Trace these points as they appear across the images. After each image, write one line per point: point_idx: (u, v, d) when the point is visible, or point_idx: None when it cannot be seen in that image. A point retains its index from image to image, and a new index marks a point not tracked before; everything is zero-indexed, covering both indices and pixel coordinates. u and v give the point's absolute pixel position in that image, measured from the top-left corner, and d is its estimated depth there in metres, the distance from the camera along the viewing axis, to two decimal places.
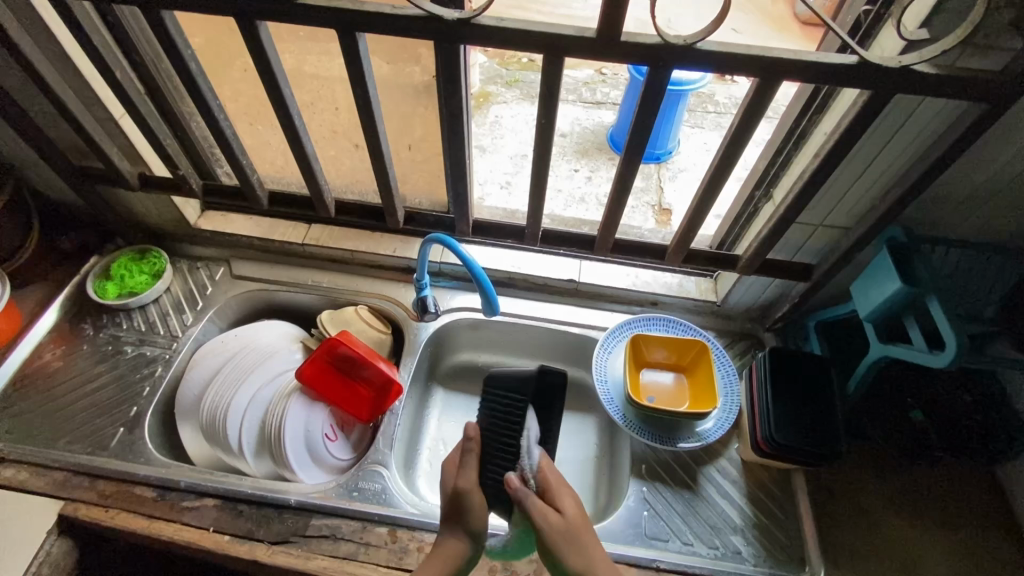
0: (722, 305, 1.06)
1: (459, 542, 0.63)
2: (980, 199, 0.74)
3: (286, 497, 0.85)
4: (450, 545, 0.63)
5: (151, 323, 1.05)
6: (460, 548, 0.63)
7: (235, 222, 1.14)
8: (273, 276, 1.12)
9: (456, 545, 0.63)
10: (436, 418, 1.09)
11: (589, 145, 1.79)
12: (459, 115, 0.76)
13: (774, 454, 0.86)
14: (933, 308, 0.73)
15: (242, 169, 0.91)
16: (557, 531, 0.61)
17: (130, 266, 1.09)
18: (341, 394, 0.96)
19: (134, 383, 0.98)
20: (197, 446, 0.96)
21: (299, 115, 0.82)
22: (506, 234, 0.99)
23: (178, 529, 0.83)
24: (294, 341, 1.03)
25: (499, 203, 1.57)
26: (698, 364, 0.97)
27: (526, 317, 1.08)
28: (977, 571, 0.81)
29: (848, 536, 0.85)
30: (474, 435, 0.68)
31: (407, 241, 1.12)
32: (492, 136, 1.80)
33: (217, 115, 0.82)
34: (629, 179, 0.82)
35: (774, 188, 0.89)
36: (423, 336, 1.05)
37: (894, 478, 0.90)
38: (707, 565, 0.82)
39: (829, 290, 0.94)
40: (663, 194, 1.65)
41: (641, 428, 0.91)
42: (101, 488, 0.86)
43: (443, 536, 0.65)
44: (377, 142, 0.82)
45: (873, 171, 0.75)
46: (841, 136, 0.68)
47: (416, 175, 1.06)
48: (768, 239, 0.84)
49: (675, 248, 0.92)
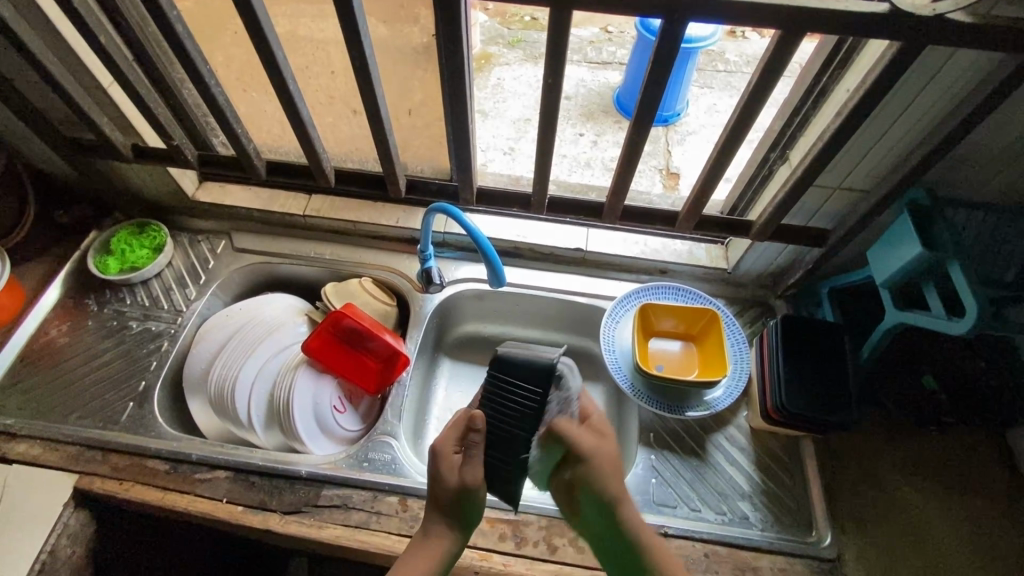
0: (733, 273, 1.04)
1: (445, 534, 0.63)
2: (1010, 159, 0.70)
3: (298, 468, 0.86)
4: (436, 542, 0.62)
5: (155, 298, 1.04)
6: (444, 543, 0.63)
7: (234, 193, 1.12)
8: (275, 248, 1.10)
9: (442, 537, 0.63)
10: (443, 388, 1.09)
11: (594, 107, 1.73)
12: (461, 76, 0.72)
13: (783, 421, 0.86)
14: (954, 273, 0.71)
15: (237, 138, 0.88)
16: (601, 461, 0.63)
17: (129, 241, 1.07)
18: (348, 366, 0.95)
19: (141, 358, 0.98)
20: (206, 419, 0.96)
21: (293, 79, 0.79)
22: (511, 203, 0.96)
23: (192, 501, 0.84)
24: (299, 313, 1.02)
25: (502, 169, 1.53)
26: (708, 332, 0.96)
27: (533, 287, 1.06)
28: (983, 533, 0.82)
29: (856, 501, 0.85)
30: (481, 427, 0.62)
31: (411, 211, 1.09)
32: (495, 100, 1.74)
33: (207, 80, 0.79)
34: (639, 144, 0.79)
35: (790, 150, 0.85)
36: (429, 307, 1.04)
37: (905, 445, 0.90)
38: (714, 530, 0.83)
39: (844, 256, 0.92)
40: (672, 157, 1.60)
41: (649, 397, 0.91)
42: (114, 461, 0.87)
43: (433, 526, 0.63)
44: (376, 107, 0.79)
45: (899, 128, 0.71)
46: (866, 91, 0.64)
47: (417, 141, 1.03)
48: (783, 204, 0.81)
49: (688, 214, 0.90)
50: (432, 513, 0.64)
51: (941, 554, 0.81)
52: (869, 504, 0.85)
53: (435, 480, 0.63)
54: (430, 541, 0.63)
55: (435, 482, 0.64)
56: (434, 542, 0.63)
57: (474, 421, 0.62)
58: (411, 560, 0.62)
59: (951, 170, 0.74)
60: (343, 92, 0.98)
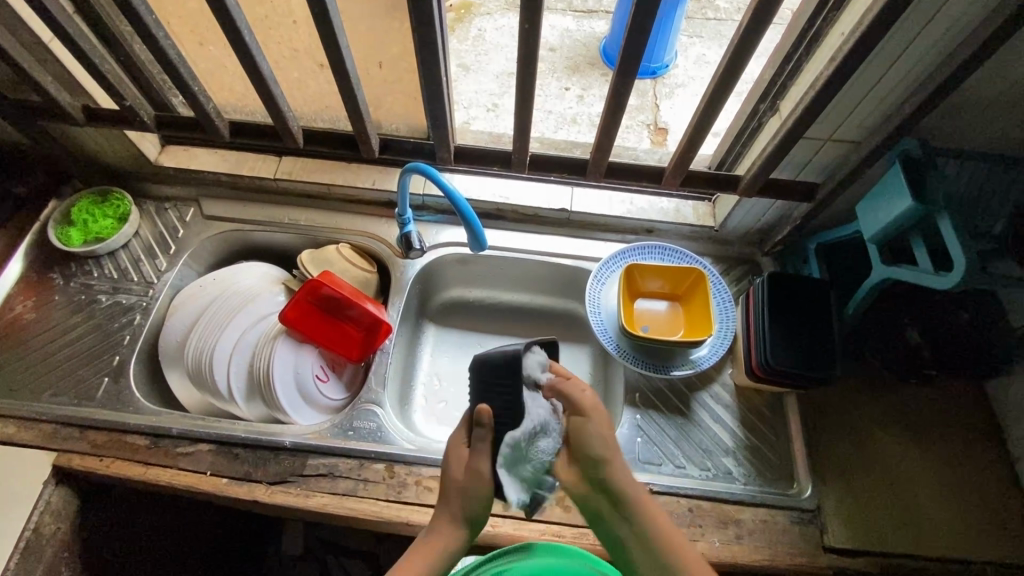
0: (720, 230, 1.02)
1: (452, 535, 0.63)
2: (1004, 106, 0.67)
3: (281, 439, 0.85)
4: (445, 538, 0.62)
5: (123, 270, 1.00)
6: (453, 541, 0.63)
7: (200, 157, 1.06)
8: (247, 214, 1.06)
9: (454, 535, 0.63)
10: (429, 354, 1.08)
11: (580, 60, 1.65)
12: (430, 21, 0.67)
13: (767, 378, 0.86)
14: (944, 226, 0.69)
15: (195, 97, 0.82)
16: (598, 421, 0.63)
17: (92, 210, 1.02)
18: (329, 334, 0.93)
19: (113, 332, 0.95)
20: (186, 393, 0.95)
21: (249, 28, 0.72)
22: (491, 162, 0.92)
23: (175, 475, 0.83)
24: (275, 283, 0.99)
25: (485, 127, 1.47)
26: (694, 292, 0.94)
27: (516, 249, 1.04)
28: (956, 479, 0.84)
29: (837, 453, 0.87)
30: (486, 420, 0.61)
31: (387, 171, 1.05)
32: (476, 53, 1.65)
33: (155, 32, 0.73)
34: (624, 96, 0.75)
35: (781, 100, 0.81)
36: (410, 273, 1.02)
37: (885, 397, 0.90)
38: (698, 486, 0.84)
39: (833, 210, 0.90)
40: (660, 112, 1.54)
41: (635, 357, 0.91)
42: (92, 438, 0.86)
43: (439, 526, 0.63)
44: (340, 59, 0.73)
45: (893, 75, 0.67)
46: (863, 33, 0.60)
47: (390, 98, 0.97)
48: (772, 158, 0.78)
49: (673, 170, 0.86)
50: (451, 503, 0.63)
51: (917, 501, 0.83)
52: (848, 454, 0.87)
53: (457, 481, 0.63)
54: (442, 538, 0.63)
55: (467, 489, 0.62)
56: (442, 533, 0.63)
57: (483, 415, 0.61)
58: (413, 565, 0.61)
59: (945, 117, 0.71)
60: (306, 45, 0.89)
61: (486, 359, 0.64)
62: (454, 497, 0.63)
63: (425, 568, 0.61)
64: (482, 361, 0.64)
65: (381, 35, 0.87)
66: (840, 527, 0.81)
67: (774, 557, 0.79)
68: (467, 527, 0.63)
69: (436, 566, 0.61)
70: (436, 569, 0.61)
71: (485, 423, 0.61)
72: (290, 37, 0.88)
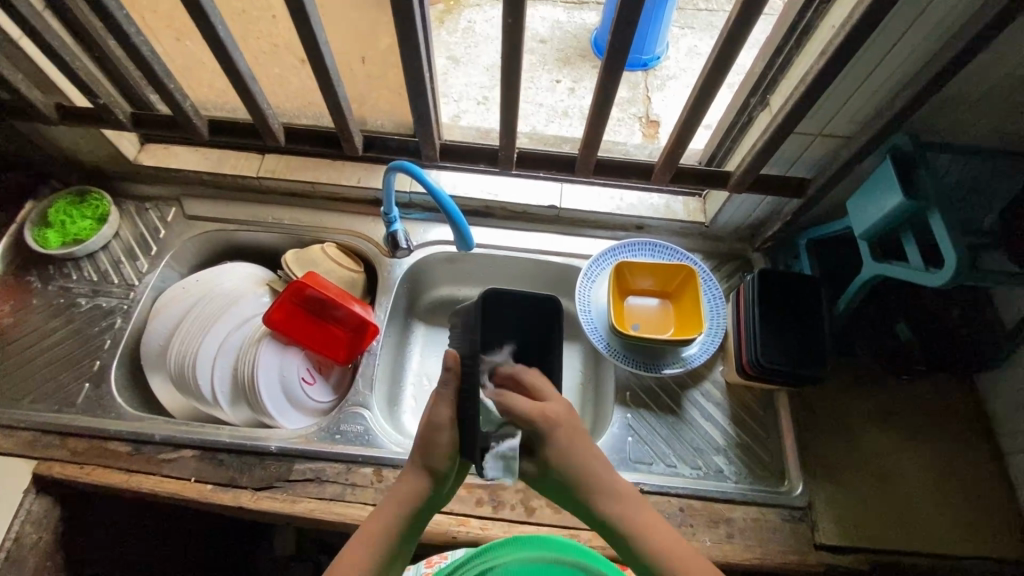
0: (711, 226, 1.01)
1: (417, 483, 0.59)
2: (995, 100, 0.66)
3: (267, 443, 0.84)
4: (408, 486, 0.59)
5: (103, 272, 0.98)
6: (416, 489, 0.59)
7: (181, 155, 1.03)
8: (230, 214, 1.04)
9: (419, 484, 0.59)
10: (418, 354, 1.06)
11: (571, 52, 1.63)
12: (410, 16, 0.65)
13: (758, 376, 0.85)
14: (934, 223, 0.69)
15: (171, 95, 0.80)
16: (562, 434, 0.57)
17: (70, 211, 0.99)
18: (315, 336, 0.92)
19: (93, 337, 0.93)
20: (170, 397, 0.93)
21: (224, 24, 0.70)
22: (478, 159, 0.90)
23: (159, 482, 0.82)
24: (260, 283, 0.97)
25: (475, 121, 1.45)
26: (684, 289, 0.93)
27: (505, 248, 1.02)
28: (946, 475, 0.84)
29: (828, 449, 0.87)
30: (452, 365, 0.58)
31: (372, 169, 1.03)
32: (466, 45, 1.63)
33: (127, 29, 0.70)
34: (612, 92, 0.73)
35: (771, 95, 0.80)
36: (398, 273, 1.00)
37: (876, 393, 0.90)
38: (689, 485, 0.84)
39: (824, 206, 0.89)
40: (651, 104, 1.53)
41: (625, 356, 0.90)
42: (73, 446, 0.84)
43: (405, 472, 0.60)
44: (319, 56, 0.71)
45: (884, 70, 0.66)
46: (853, 28, 0.59)
47: (374, 94, 0.95)
48: (762, 154, 0.77)
49: (663, 166, 0.85)
50: (417, 451, 0.60)
51: (907, 498, 0.83)
52: (840, 451, 0.87)
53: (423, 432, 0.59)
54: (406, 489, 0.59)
55: (426, 435, 0.58)
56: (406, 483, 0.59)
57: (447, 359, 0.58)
58: (379, 515, 0.59)
59: (936, 112, 0.70)
60: (286, 40, 0.86)
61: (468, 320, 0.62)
62: (420, 446, 0.59)
63: (391, 515, 0.58)
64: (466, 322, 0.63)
65: (362, 29, 0.85)
66: (831, 524, 0.81)
67: (765, 555, 0.79)
68: (432, 477, 0.59)
69: (400, 514, 0.58)
70: (401, 517, 0.58)
71: (451, 368, 0.58)
72: (269, 32, 0.86)
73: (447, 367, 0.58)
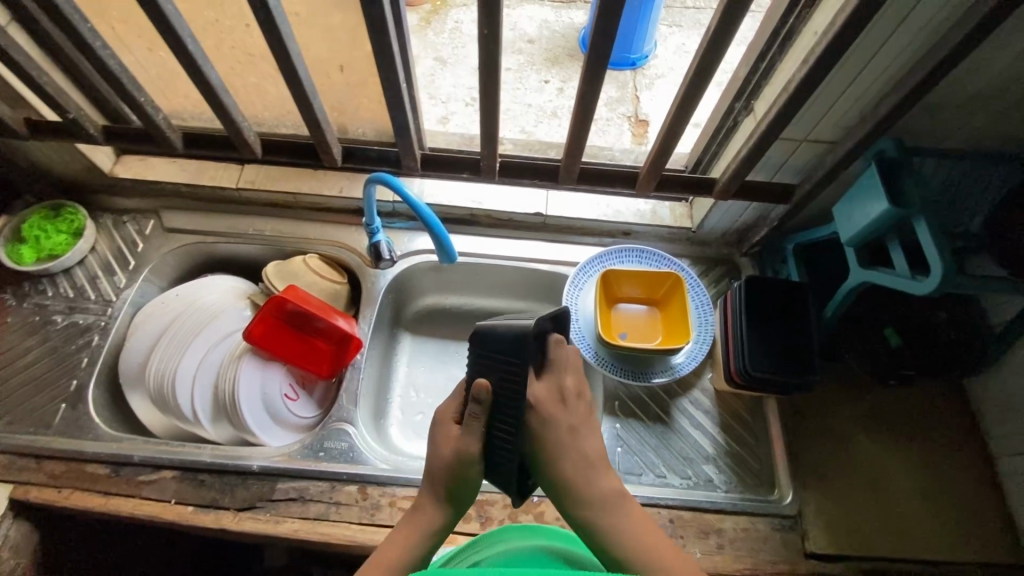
0: (698, 231, 1.00)
1: (433, 513, 0.61)
2: (978, 105, 0.66)
3: (249, 462, 0.82)
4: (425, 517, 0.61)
5: (80, 288, 0.96)
6: (432, 522, 0.61)
7: (158, 167, 1.01)
8: (211, 226, 1.02)
9: (435, 516, 0.61)
10: (405, 365, 1.04)
11: (559, 51, 1.62)
12: (384, 27, 0.63)
13: (746, 385, 0.84)
14: (920, 229, 0.68)
15: (143, 109, 0.78)
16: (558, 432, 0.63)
17: (44, 226, 0.97)
18: (299, 351, 0.90)
19: (70, 355, 0.91)
20: (150, 416, 0.91)
21: (194, 37, 0.68)
22: (461, 168, 0.89)
23: (138, 505, 0.80)
24: (241, 297, 0.95)
25: (463, 124, 1.43)
26: (671, 296, 0.93)
27: (490, 256, 1.01)
28: (935, 480, 0.84)
29: (818, 456, 0.86)
30: (484, 398, 0.60)
31: (355, 178, 1.01)
32: (453, 46, 1.61)
33: (92, 42, 0.68)
34: (593, 100, 0.72)
35: (756, 100, 0.79)
36: (382, 284, 0.98)
37: (865, 399, 0.90)
38: (679, 495, 0.83)
39: (810, 211, 0.88)
40: (640, 104, 1.51)
41: (613, 365, 0.89)
42: (50, 469, 0.82)
43: (420, 503, 0.62)
44: (293, 67, 0.70)
45: (866, 77, 0.66)
46: (835, 36, 0.58)
47: (354, 102, 0.93)
48: (747, 161, 0.76)
49: (648, 174, 0.84)
50: (433, 483, 0.62)
51: (897, 503, 0.83)
52: (829, 459, 0.86)
53: (444, 460, 0.62)
54: (420, 522, 0.61)
55: (455, 469, 0.61)
56: (423, 514, 0.61)
57: (480, 392, 0.60)
58: (388, 548, 0.59)
59: (921, 118, 0.69)
60: (261, 49, 0.84)
61: (484, 332, 0.62)
62: (439, 475, 0.62)
63: (407, 549, 0.59)
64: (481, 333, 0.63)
65: (339, 38, 0.83)
66: (821, 533, 0.81)
67: (755, 566, 0.78)
68: (449, 506, 0.62)
69: (417, 547, 0.59)
70: (415, 551, 0.59)
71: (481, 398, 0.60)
72: (244, 42, 0.84)
73: (477, 398, 0.60)
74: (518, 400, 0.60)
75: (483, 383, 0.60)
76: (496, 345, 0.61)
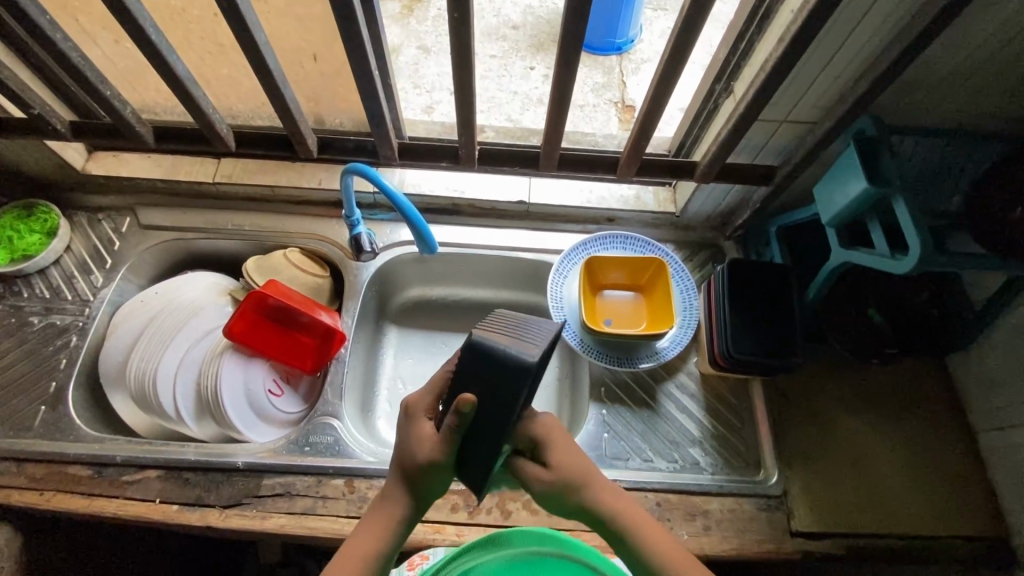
0: (682, 216, 1.00)
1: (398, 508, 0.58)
2: (955, 83, 0.65)
3: (234, 460, 0.82)
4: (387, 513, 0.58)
5: (56, 289, 0.94)
6: (400, 515, 0.58)
7: (132, 163, 0.99)
8: (189, 222, 1.00)
9: (399, 510, 0.58)
10: (392, 358, 1.04)
11: (544, 37, 1.60)
12: (353, 15, 0.62)
13: (730, 368, 0.85)
14: (898, 208, 0.68)
15: (108, 102, 0.76)
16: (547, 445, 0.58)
17: (16, 226, 0.95)
18: (280, 346, 0.89)
19: (49, 356, 0.89)
20: (133, 415, 0.90)
21: (157, 28, 0.66)
22: (440, 157, 0.87)
23: (122, 505, 0.79)
24: (221, 293, 0.94)
25: (448, 113, 1.41)
26: (655, 282, 0.92)
27: (473, 246, 1.00)
28: (917, 456, 0.85)
29: (802, 437, 0.87)
30: (463, 411, 0.53)
31: (334, 170, 1.00)
32: (436, 34, 1.58)
33: (51, 34, 0.66)
34: (570, 85, 0.71)
35: (735, 81, 0.78)
36: (365, 276, 0.97)
37: (849, 379, 0.90)
38: (665, 479, 0.83)
39: (792, 193, 0.88)
40: (627, 89, 1.50)
41: (598, 352, 0.89)
42: (31, 472, 0.81)
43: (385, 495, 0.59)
44: (261, 57, 0.68)
45: (843, 55, 0.65)
46: (811, 14, 0.57)
47: (330, 93, 0.91)
48: (726, 144, 0.76)
49: (629, 159, 0.83)
50: (397, 480, 0.58)
51: (880, 480, 0.84)
52: (814, 438, 0.87)
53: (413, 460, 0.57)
54: (384, 518, 0.58)
55: (423, 472, 0.57)
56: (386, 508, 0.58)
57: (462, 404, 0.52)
58: (353, 545, 0.57)
59: (899, 96, 0.69)
60: (231, 39, 0.82)
61: (480, 345, 0.54)
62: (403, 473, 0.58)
63: (371, 546, 0.57)
64: (474, 344, 0.54)
65: (310, 26, 0.81)
66: (807, 511, 0.81)
67: (741, 546, 0.79)
68: (415, 501, 0.58)
69: (382, 543, 0.57)
70: (379, 547, 0.57)
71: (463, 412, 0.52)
72: (212, 32, 0.81)
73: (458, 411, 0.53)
74: (505, 422, 0.54)
75: (469, 395, 0.52)
76: (490, 359, 0.53)
